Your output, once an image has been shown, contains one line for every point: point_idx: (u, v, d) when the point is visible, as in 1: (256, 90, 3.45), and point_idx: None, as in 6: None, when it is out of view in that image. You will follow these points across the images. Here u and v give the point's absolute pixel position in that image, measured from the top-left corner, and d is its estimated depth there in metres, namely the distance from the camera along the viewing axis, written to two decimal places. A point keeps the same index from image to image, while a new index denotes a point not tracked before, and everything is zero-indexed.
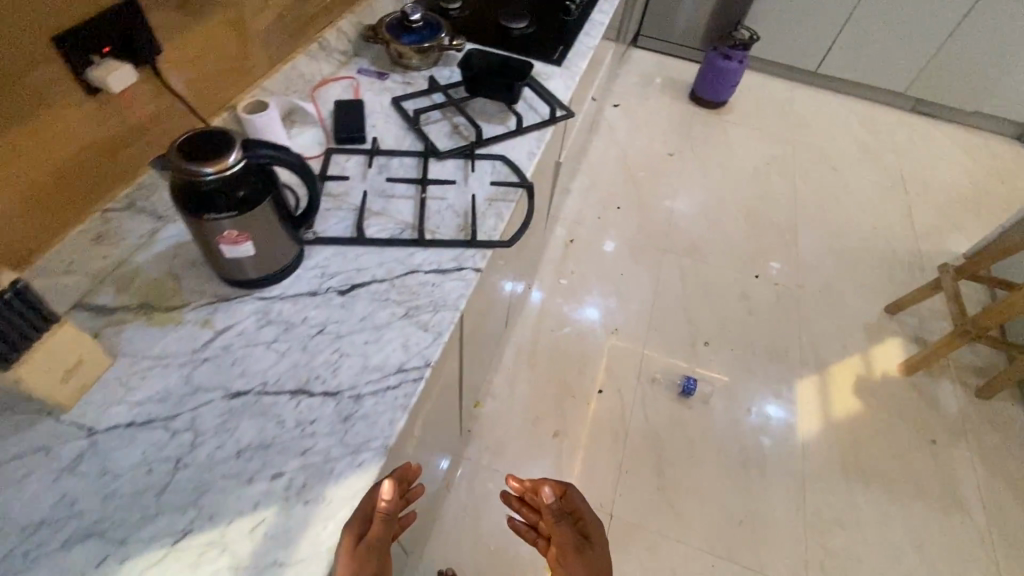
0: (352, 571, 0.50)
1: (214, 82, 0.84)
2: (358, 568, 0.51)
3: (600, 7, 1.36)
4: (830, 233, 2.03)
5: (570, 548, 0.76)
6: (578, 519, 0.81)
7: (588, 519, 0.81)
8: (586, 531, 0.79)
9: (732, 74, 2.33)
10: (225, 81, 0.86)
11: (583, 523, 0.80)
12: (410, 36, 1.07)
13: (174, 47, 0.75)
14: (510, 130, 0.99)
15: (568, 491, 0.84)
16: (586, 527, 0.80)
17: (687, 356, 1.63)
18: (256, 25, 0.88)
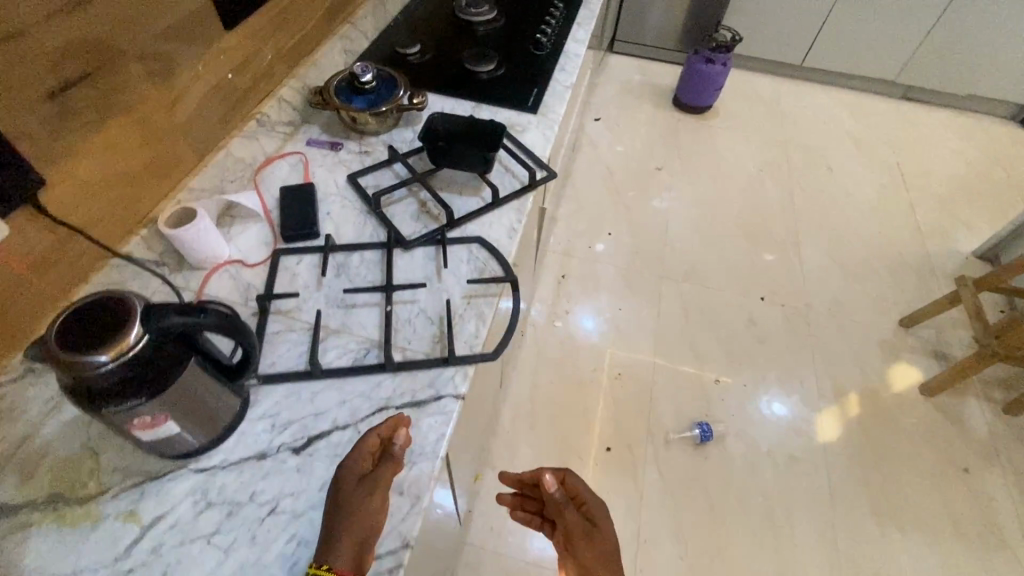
0: (358, 504, 0.53)
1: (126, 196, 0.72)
2: (365, 501, 0.54)
3: (574, 35, 1.24)
4: (833, 242, 1.93)
5: (579, 542, 0.71)
6: (581, 504, 0.76)
7: (590, 501, 0.76)
8: (592, 515, 0.75)
9: (716, 78, 2.21)
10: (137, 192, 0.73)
11: (586, 506, 0.76)
12: (364, 98, 0.94)
13: (66, 174, 0.63)
14: (485, 203, 0.87)
15: (565, 476, 0.77)
16: (592, 512, 0.75)
17: (699, 396, 1.52)
18: (174, 120, 0.76)
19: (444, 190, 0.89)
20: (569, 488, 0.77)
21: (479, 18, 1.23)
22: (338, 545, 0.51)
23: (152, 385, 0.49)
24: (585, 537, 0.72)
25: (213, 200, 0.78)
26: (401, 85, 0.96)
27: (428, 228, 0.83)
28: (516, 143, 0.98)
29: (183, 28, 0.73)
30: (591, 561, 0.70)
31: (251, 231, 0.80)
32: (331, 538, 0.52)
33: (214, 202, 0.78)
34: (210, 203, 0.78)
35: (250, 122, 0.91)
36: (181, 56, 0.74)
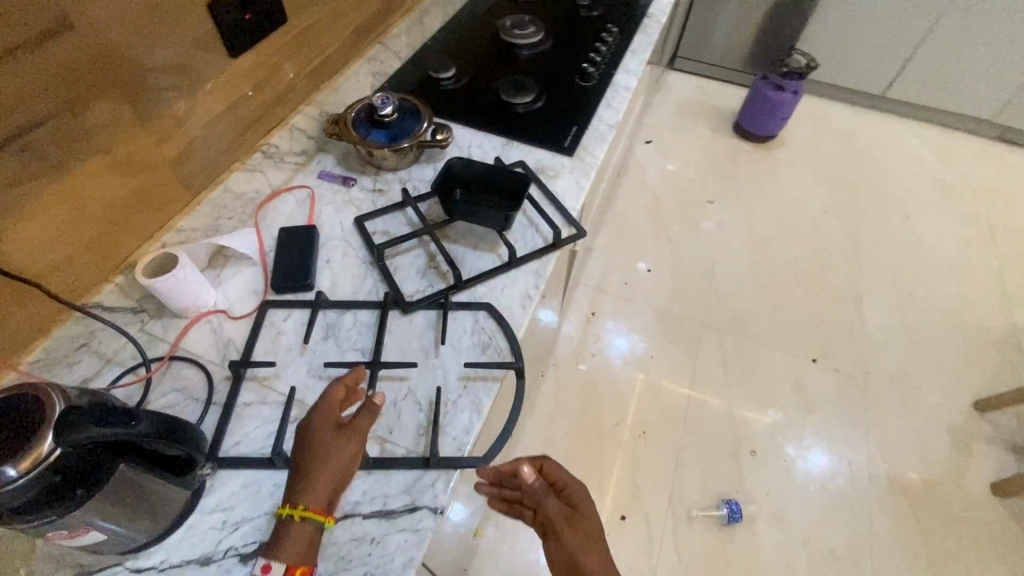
0: (333, 454, 0.53)
1: (104, 241, 0.67)
2: (337, 450, 0.54)
3: (626, 65, 1.13)
4: (902, 302, 1.73)
5: (562, 532, 0.56)
6: (562, 492, 0.60)
7: (575, 487, 0.61)
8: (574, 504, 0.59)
9: (785, 106, 2.02)
10: (117, 236, 0.68)
11: (567, 492, 0.60)
12: (383, 130, 0.86)
13: (29, 224, 0.58)
14: (500, 263, 0.77)
15: (542, 465, 0.61)
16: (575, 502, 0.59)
17: (731, 468, 1.37)
18: (163, 157, 0.70)
19: (457, 243, 0.79)
20: (546, 475, 0.61)
21: (523, 41, 1.12)
22: (312, 488, 0.52)
23: (72, 491, 0.43)
24: (567, 530, 0.56)
25: (205, 242, 0.72)
26: (425, 118, 0.88)
27: (432, 289, 0.74)
28: (545, 193, 0.87)
29: (178, 58, 0.67)
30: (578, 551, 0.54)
31: (242, 276, 0.74)
32: (304, 480, 0.52)
33: (205, 244, 0.72)
34: (201, 245, 0.72)
35: (255, 154, 0.84)
36: (175, 88, 0.68)
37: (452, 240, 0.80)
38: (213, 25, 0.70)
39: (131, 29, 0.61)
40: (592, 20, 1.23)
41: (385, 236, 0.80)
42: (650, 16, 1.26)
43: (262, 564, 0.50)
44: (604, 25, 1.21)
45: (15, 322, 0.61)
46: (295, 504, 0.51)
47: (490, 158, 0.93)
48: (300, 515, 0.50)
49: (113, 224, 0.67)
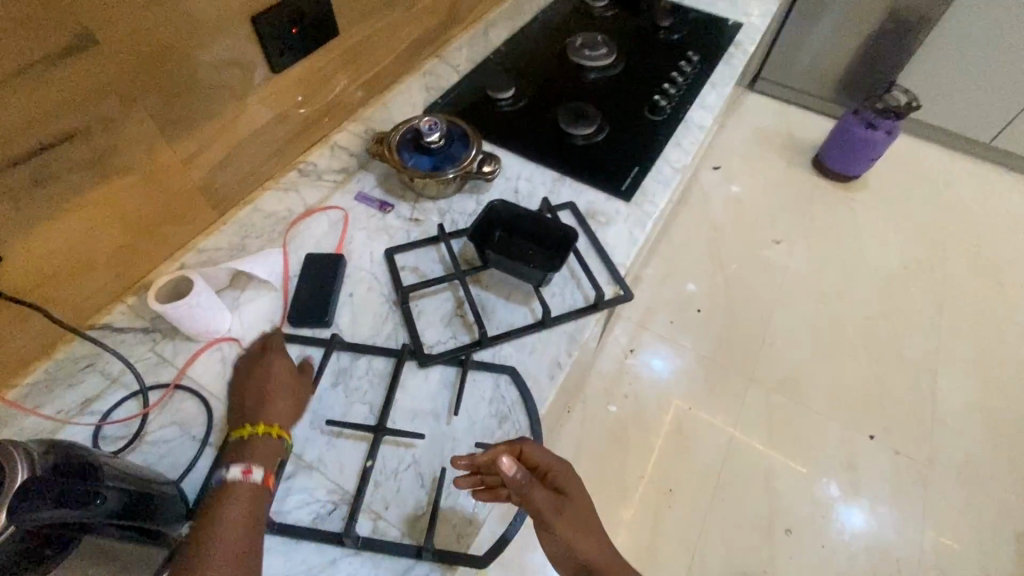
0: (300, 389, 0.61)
1: (122, 259, 0.64)
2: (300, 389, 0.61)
3: (703, 99, 1.01)
4: (982, 383, 1.54)
5: (556, 524, 0.54)
6: (544, 476, 0.58)
7: (555, 467, 0.58)
8: (556, 487, 0.58)
9: (875, 146, 1.83)
10: (134, 254, 0.66)
11: (550, 474, 0.58)
12: (429, 156, 0.80)
13: (44, 246, 0.56)
14: (532, 321, 0.70)
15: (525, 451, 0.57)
16: (557, 486, 0.58)
17: (761, 546, 1.28)
18: (189, 175, 0.67)
19: (489, 290, 0.73)
20: (528, 460, 0.57)
21: (593, 64, 1.04)
22: (271, 411, 0.57)
23: (39, 557, 0.39)
24: (559, 523, 0.55)
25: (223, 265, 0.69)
26: (473, 145, 0.81)
27: (454, 342, 0.68)
28: (593, 242, 0.79)
29: (212, 75, 0.64)
30: (573, 542, 0.54)
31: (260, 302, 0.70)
32: (262, 405, 0.57)
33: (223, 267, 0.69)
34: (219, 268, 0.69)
35: (290, 172, 0.81)
36: (208, 105, 0.65)
37: (484, 286, 0.73)
38: (255, 36, 0.66)
39: (164, 45, 0.58)
40: (671, 45, 1.12)
41: (414, 272, 0.74)
42: (736, 44, 1.14)
43: (240, 470, 0.52)
44: (684, 52, 1.10)
45: (21, 338, 0.59)
46: (257, 423, 0.56)
47: (538, 195, 0.85)
48: (278, 432, 0.56)
49: (134, 242, 0.65)
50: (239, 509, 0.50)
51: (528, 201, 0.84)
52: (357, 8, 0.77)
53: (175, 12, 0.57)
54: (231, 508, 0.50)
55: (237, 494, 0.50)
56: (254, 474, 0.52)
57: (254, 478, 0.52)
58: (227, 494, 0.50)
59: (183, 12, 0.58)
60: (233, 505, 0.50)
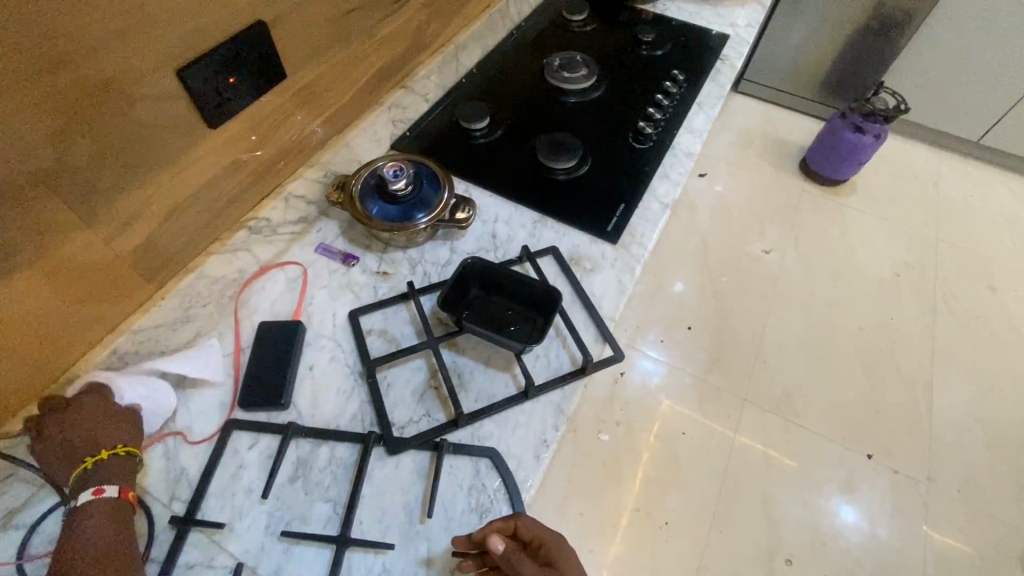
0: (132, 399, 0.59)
1: (38, 350, 0.57)
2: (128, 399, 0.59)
3: (691, 122, 0.95)
4: (978, 392, 1.51)
5: None
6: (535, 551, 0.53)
7: (552, 542, 0.53)
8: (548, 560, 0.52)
9: (862, 150, 1.78)
10: (54, 343, 0.58)
11: (545, 550, 0.53)
12: (397, 204, 0.72)
13: None
14: (515, 391, 0.63)
15: (511, 525, 0.53)
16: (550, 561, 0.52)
17: None
18: (115, 249, 0.59)
19: (465, 357, 0.66)
20: (519, 534, 0.53)
21: (573, 86, 0.97)
22: (119, 434, 0.54)
23: None
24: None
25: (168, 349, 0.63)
26: (444, 188, 0.74)
27: (428, 422, 0.61)
28: (579, 293, 0.72)
29: (128, 137, 0.55)
30: None
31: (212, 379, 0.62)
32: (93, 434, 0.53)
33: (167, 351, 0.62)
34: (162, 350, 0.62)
35: (240, 230, 0.73)
36: (128, 172, 0.56)
37: (461, 351, 0.66)
38: (185, 91, 0.58)
39: (64, 112, 0.49)
40: (655, 62, 1.06)
41: (382, 337, 0.67)
42: (723, 58, 1.08)
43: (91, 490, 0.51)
44: (668, 70, 1.04)
45: None
46: (97, 450, 0.53)
47: (518, 239, 0.78)
48: (127, 448, 0.54)
49: (52, 330, 0.57)
50: (96, 528, 0.49)
51: (507, 247, 0.77)
52: (308, 44, 0.69)
53: (79, 74, 0.48)
54: (88, 525, 0.49)
55: (91, 512, 0.50)
56: (106, 491, 0.51)
57: (109, 494, 0.51)
58: (81, 516, 0.50)
59: (89, 73, 0.49)
60: (89, 524, 0.49)
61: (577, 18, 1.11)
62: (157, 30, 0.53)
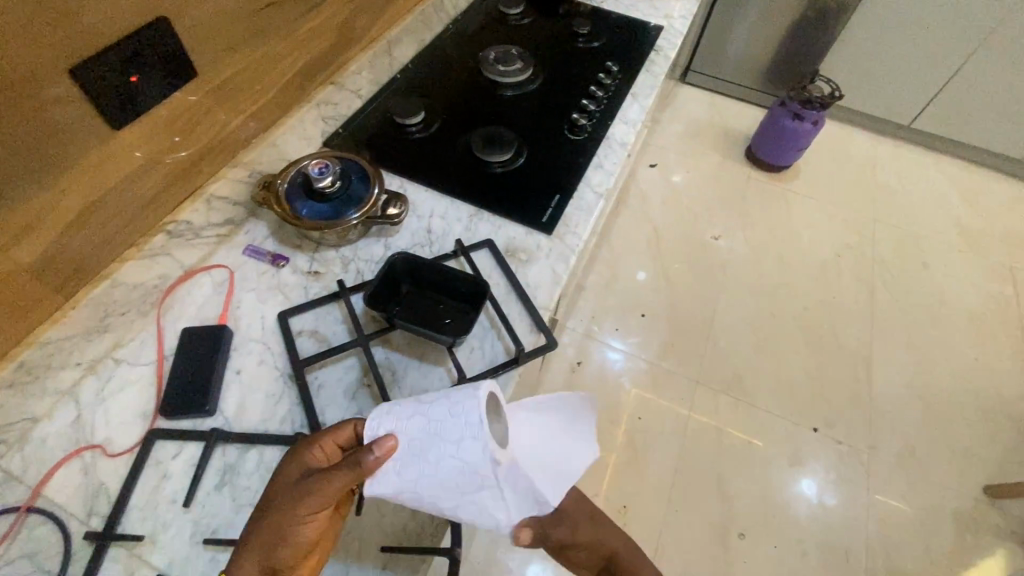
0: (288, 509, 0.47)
1: None
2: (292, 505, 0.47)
3: (625, 113, 0.96)
4: (914, 364, 1.59)
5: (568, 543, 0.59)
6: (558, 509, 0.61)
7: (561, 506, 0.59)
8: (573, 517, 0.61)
9: (802, 137, 1.85)
10: None
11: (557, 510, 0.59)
12: (326, 203, 0.72)
13: None
14: (449, 384, 0.63)
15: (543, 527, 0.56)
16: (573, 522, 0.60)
17: (715, 556, 1.28)
18: (16, 258, 0.56)
19: (399, 353, 0.65)
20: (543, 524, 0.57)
21: (510, 79, 0.98)
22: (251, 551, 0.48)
23: None
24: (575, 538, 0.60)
25: (477, 403, 0.47)
26: (374, 184, 0.73)
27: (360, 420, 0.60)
28: (514, 285, 0.72)
29: (11, 142, 0.52)
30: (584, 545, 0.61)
31: (449, 481, 0.45)
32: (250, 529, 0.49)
33: (469, 402, 0.47)
34: (471, 392, 0.48)
35: (159, 234, 0.71)
36: (15, 179, 0.53)
37: (394, 348, 0.65)
38: (81, 91, 0.56)
39: None
40: (590, 54, 1.07)
41: (312, 337, 0.66)
42: (657, 50, 1.10)
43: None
44: (603, 61, 1.05)
45: None
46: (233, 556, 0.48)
47: (453, 233, 0.78)
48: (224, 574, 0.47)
49: None
50: None
51: (442, 241, 0.76)
52: (221, 41, 0.68)
53: None
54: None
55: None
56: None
57: None
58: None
59: None
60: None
61: (514, 11, 1.12)
62: (42, 33, 0.50)
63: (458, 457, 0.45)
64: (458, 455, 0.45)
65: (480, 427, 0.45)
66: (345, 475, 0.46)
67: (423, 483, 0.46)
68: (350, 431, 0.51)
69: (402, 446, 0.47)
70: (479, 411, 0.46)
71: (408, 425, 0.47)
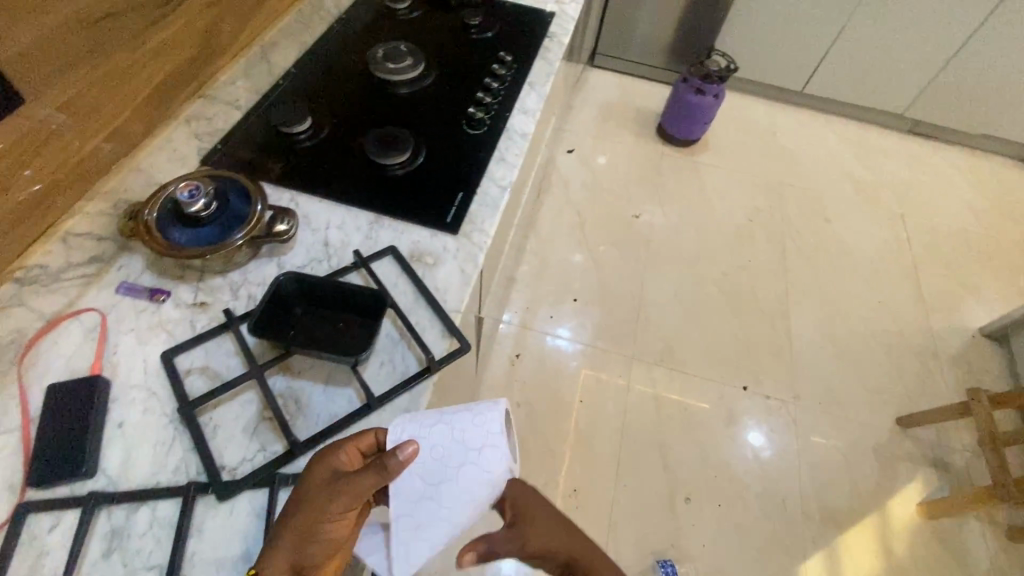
0: (314, 506, 0.48)
1: None
2: (319, 502, 0.48)
3: (523, 103, 0.95)
4: (826, 314, 1.70)
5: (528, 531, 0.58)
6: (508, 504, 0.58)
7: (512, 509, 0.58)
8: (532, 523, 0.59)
9: (706, 111, 1.92)
10: None
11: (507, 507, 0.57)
12: (204, 227, 0.66)
13: None
14: (358, 405, 0.59)
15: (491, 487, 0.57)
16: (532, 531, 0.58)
17: (665, 524, 1.32)
18: None
19: (302, 379, 0.61)
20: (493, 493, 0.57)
21: (401, 77, 0.94)
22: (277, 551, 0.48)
23: None
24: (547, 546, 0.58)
25: (498, 414, 0.53)
26: (255, 201, 0.68)
27: (262, 457, 0.56)
28: (421, 291, 0.68)
29: None
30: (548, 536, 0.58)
31: (469, 487, 0.50)
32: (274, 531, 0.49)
33: (491, 413, 0.53)
34: (491, 405, 0.54)
35: (9, 283, 0.63)
36: None
37: (296, 374, 0.61)
38: None
39: None
40: (484, 44, 1.04)
41: (203, 375, 0.61)
42: (550, 36, 1.09)
43: None
44: (498, 50, 1.02)
45: None
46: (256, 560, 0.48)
47: (351, 243, 0.73)
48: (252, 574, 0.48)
49: None
50: None
51: (341, 253, 0.72)
52: (52, 60, 0.61)
53: None
54: None
55: None
56: None
57: None
58: None
59: None
60: None
61: (402, 7, 1.08)
62: None
63: (480, 464, 0.50)
64: (480, 461, 0.50)
65: (502, 436, 0.52)
66: (374, 476, 0.48)
67: (444, 491, 0.50)
68: (371, 436, 0.53)
69: (424, 450, 0.50)
70: (500, 420, 0.53)
71: (430, 432, 0.51)
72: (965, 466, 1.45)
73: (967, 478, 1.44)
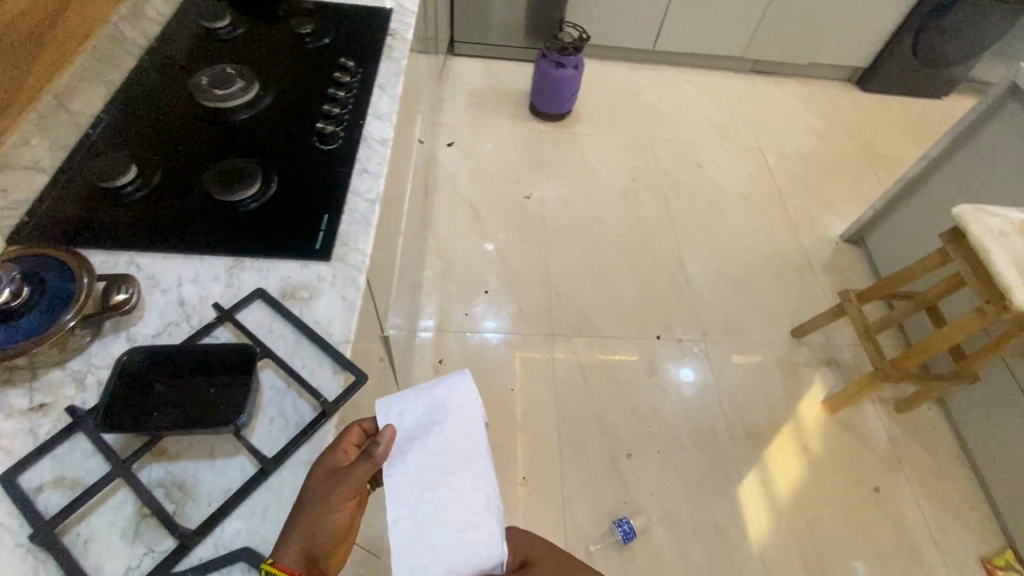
0: (325, 493, 0.50)
1: None
2: (330, 489, 0.50)
3: (376, 107, 0.90)
4: (715, 252, 1.83)
5: None
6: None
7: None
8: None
9: (570, 82, 1.97)
10: None
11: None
12: (22, 317, 0.57)
13: None
14: (252, 472, 0.54)
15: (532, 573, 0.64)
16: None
17: (614, 484, 1.37)
18: None
19: (181, 458, 0.54)
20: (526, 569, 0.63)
21: (234, 102, 0.86)
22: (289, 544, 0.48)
23: None
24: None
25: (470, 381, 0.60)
26: (78, 276, 0.58)
27: (151, 560, 0.49)
28: (301, 331, 0.63)
29: None
30: None
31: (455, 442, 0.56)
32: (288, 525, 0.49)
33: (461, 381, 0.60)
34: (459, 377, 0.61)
35: None
36: None
37: (173, 457, 0.54)
38: None
39: None
40: (322, 51, 0.98)
41: (58, 488, 0.52)
42: (392, 33, 1.04)
43: None
44: (338, 57, 0.96)
45: None
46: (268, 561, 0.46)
47: (211, 297, 0.66)
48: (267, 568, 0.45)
49: None
50: None
51: (201, 310, 0.65)
52: None
53: None
54: None
55: None
56: None
57: None
58: None
59: None
60: None
61: (221, 25, 0.99)
62: None
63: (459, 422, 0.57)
64: (460, 419, 0.57)
65: (476, 397, 0.59)
66: (367, 465, 0.52)
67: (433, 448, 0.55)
68: (360, 428, 0.56)
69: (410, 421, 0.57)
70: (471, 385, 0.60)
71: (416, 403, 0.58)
72: (852, 358, 1.64)
73: (855, 368, 1.62)
